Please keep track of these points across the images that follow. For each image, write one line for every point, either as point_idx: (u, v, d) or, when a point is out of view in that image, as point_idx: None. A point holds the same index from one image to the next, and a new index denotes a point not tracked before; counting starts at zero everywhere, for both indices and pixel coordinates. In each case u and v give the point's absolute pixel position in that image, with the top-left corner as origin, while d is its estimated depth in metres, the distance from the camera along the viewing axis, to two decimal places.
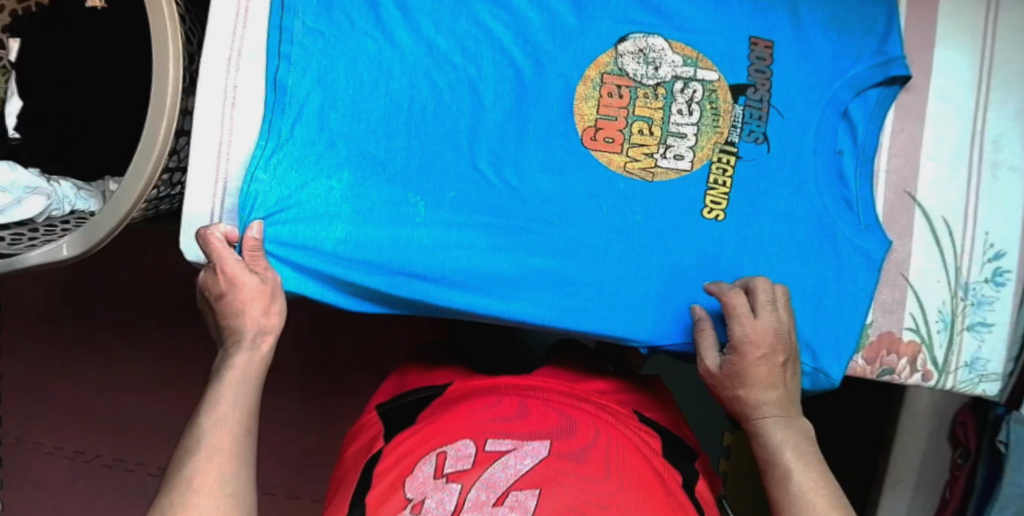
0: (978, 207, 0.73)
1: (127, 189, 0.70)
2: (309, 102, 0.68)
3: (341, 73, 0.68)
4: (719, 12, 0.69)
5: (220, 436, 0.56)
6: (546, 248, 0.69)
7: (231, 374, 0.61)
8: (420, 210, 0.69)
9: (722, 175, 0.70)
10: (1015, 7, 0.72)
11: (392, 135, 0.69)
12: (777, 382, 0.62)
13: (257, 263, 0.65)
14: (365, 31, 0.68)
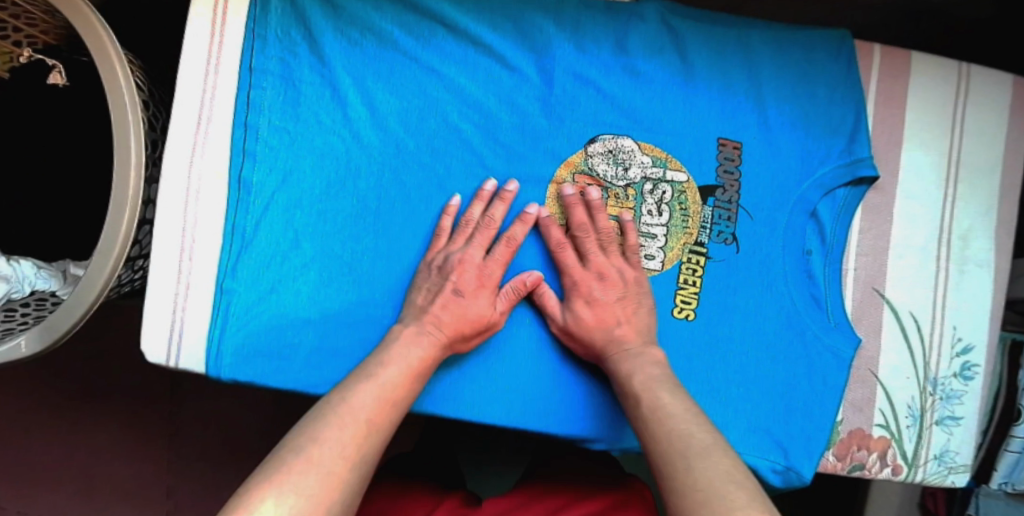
0: (946, 303, 0.73)
1: (85, 286, 0.67)
2: (275, 201, 0.67)
3: (306, 172, 0.68)
4: (688, 113, 0.70)
5: (340, 450, 0.53)
6: (518, 348, 0.68)
7: (377, 392, 0.58)
8: (388, 312, 0.68)
9: (692, 274, 0.70)
10: (979, 107, 0.74)
11: (359, 235, 0.68)
12: (619, 320, 0.65)
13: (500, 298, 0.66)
14: (331, 129, 0.68)
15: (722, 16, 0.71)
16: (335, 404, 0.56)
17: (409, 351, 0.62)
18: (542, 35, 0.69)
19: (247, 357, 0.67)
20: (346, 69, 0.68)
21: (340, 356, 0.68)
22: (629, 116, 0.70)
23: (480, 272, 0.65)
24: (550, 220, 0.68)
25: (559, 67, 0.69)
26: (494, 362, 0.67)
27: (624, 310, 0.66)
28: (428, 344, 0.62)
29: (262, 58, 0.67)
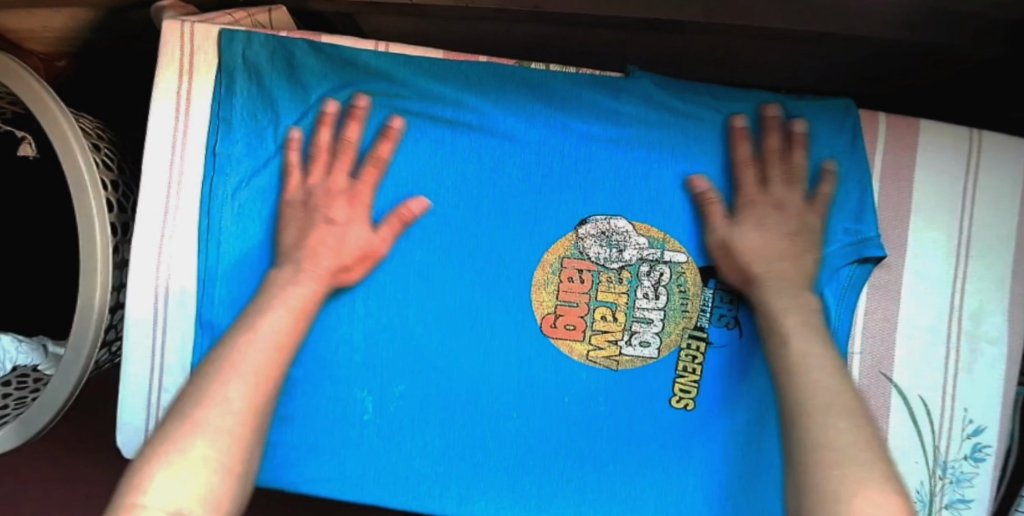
0: (956, 383, 0.70)
1: (61, 378, 0.64)
2: (244, 293, 0.65)
3: (273, 263, 0.65)
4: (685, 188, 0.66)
5: (230, 427, 0.51)
6: (506, 444, 0.67)
7: (252, 365, 0.55)
8: (368, 408, 0.66)
9: (692, 361, 0.66)
10: (994, 175, 0.69)
11: (332, 327, 0.65)
12: (784, 255, 0.62)
13: (750, 211, 0.63)
14: None
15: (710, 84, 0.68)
16: (210, 380, 0.53)
17: (267, 322, 0.57)
18: (520, 113, 0.66)
19: None
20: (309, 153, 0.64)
21: (323, 455, 0.66)
22: (621, 196, 0.66)
23: (347, 198, 0.62)
24: (744, 131, 0.65)
25: (541, 144, 0.66)
26: (479, 457, 0.67)
27: (792, 248, 0.62)
28: (309, 281, 0.60)
29: (221, 144, 0.64)
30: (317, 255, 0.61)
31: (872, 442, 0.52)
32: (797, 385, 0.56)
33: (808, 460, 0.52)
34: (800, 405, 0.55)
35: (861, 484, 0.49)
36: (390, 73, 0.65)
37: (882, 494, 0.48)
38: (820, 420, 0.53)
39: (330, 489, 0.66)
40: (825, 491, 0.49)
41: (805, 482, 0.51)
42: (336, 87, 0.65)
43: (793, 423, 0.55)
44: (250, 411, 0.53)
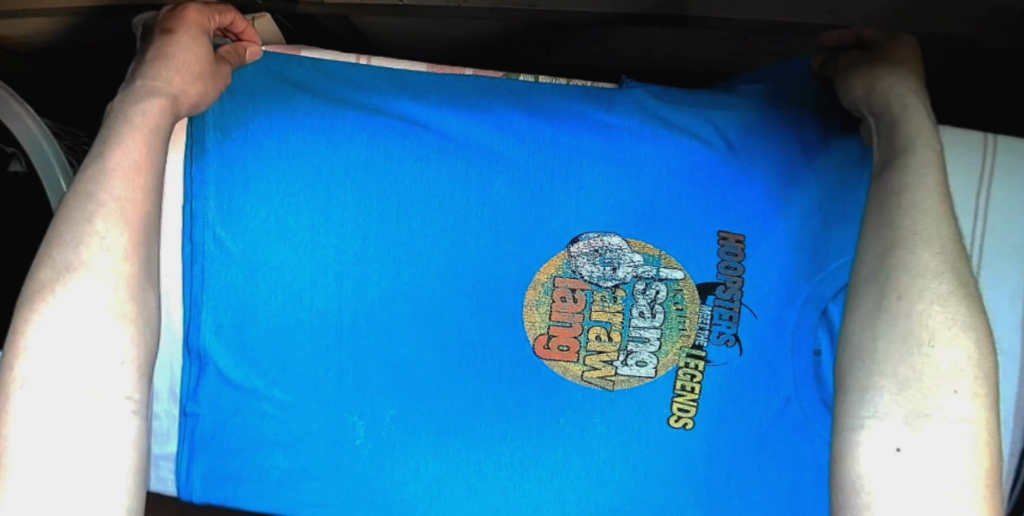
0: None
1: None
2: (232, 316, 0.63)
3: (259, 284, 0.63)
4: (679, 201, 0.64)
5: (124, 266, 0.49)
6: (501, 467, 0.64)
7: (120, 197, 0.50)
8: (360, 431, 0.64)
9: (690, 381, 0.64)
10: (1008, 180, 0.68)
11: (321, 350, 0.64)
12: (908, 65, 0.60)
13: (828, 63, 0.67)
14: (285, 238, 0.63)
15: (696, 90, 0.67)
16: (74, 215, 0.49)
17: (119, 160, 0.51)
18: (508, 124, 0.65)
19: (220, 480, 0.65)
20: (295, 170, 0.63)
21: (315, 481, 0.65)
22: (614, 209, 0.64)
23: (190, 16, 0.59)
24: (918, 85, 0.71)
25: (532, 158, 0.64)
26: (473, 479, 0.64)
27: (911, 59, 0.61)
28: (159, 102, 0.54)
29: (200, 161, 0.62)
30: (161, 73, 0.55)
31: (965, 280, 0.47)
32: (892, 207, 0.51)
33: (905, 291, 0.46)
34: (904, 230, 0.49)
35: (958, 334, 0.45)
36: (373, 90, 0.65)
37: (969, 348, 0.44)
38: (918, 251, 0.48)
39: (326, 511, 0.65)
40: (912, 332, 0.45)
41: (892, 316, 0.46)
42: (320, 105, 0.64)
43: (886, 251, 0.49)
44: (126, 252, 0.49)
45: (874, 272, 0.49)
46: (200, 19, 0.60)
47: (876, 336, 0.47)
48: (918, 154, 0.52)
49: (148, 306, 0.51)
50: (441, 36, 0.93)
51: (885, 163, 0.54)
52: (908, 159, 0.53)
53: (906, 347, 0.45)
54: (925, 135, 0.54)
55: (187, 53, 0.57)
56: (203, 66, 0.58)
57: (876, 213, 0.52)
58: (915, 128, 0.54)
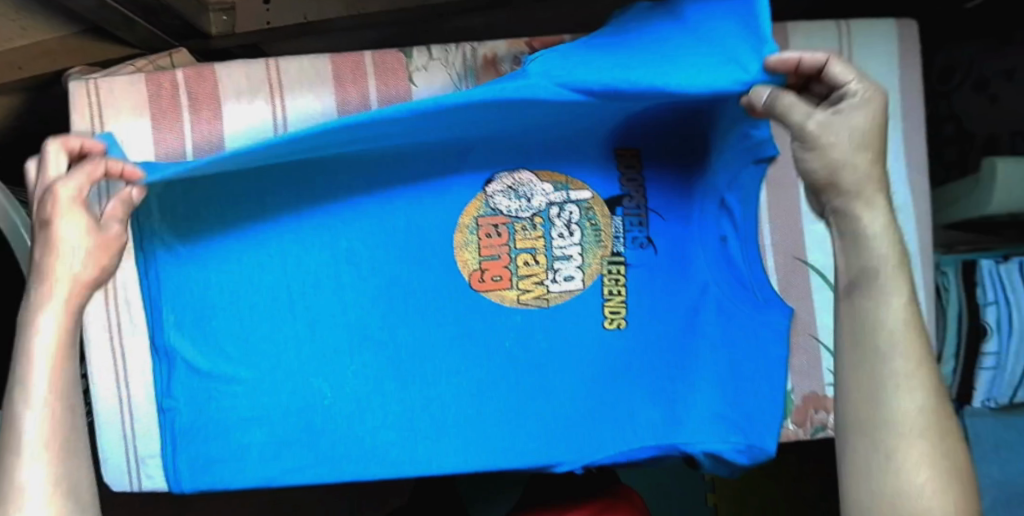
0: None
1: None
2: (197, 320, 0.68)
3: (222, 321, 0.68)
4: (563, 140, 0.68)
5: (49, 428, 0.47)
6: (463, 395, 0.71)
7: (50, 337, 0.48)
8: (327, 392, 0.69)
9: (615, 284, 0.71)
10: (865, 57, 0.77)
11: (281, 338, 0.69)
12: (855, 144, 0.49)
13: (771, 107, 0.50)
14: (253, 316, 0.69)
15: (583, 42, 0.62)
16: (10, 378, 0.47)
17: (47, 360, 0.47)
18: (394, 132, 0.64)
19: (206, 467, 0.69)
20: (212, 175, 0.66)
21: (293, 448, 0.69)
22: (511, 153, 0.69)
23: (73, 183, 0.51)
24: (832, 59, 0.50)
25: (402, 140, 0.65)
26: (440, 412, 0.70)
27: (864, 125, 0.49)
28: (71, 277, 0.50)
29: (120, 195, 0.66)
30: (48, 261, 0.49)
31: (942, 400, 0.49)
32: (872, 361, 0.49)
33: (893, 449, 0.48)
34: (887, 380, 0.49)
35: (936, 468, 0.47)
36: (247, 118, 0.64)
37: (942, 470, 0.47)
38: (900, 406, 0.48)
39: (311, 473, 0.69)
40: (890, 471, 0.48)
41: (879, 468, 0.48)
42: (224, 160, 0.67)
43: (871, 393, 0.49)
44: (49, 406, 0.47)
45: (859, 423, 0.49)
46: (84, 182, 0.51)
47: (869, 476, 0.48)
48: (890, 277, 0.49)
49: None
50: (347, 33, 1.02)
51: (852, 278, 0.50)
52: (878, 282, 0.49)
53: (895, 474, 0.47)
54: (893, 253, 0.50)
55: (101, 242, 0.52)
56: (103, 241, 0.52)
57: (853, 362, 0.50)
58: (882, 247, 0.50)
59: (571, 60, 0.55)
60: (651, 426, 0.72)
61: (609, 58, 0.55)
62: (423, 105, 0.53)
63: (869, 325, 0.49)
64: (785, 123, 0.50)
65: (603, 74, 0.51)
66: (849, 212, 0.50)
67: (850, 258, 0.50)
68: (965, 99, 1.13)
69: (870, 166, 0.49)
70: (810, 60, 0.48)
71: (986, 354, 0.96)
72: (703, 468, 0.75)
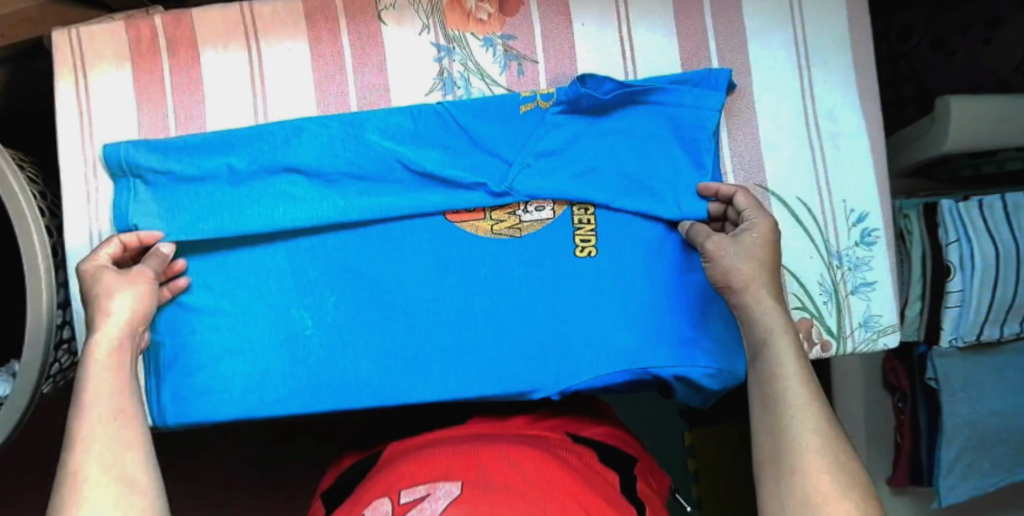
0: (828, 179, 0.77)
1: (17, 393, 0.71)
2: (189, 263, 0.71)
3: (212, 283, 0.71)
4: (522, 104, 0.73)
5: (113, 411, 0.57)
6: (442, 324, 0.72)
7: (107, 343, 0.61)
8: (308, 323, 0.71)
9: (585, 213, 0.74)
10: None
11: (266, 279, 0.71)
12: (754, 262, 0.64)
13: (698, 237, 0.69)
14: (243, 312, 0.71)
15: (564, 114, 0.73)
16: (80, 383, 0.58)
17: (108, 379, 0.59)
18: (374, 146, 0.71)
19: (187, 402, 0.69)
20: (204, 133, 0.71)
21: (274, 380, 0.70)
22: (477, 103, 0.73)
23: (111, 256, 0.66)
24: (739, 190, 0.70)
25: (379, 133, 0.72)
26: (420, 340, 0.71)
27: (754, 245, 0.65)
28: (130, 304, 0.63)
29: (116, 171, 0.71)
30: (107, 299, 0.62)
31: (836, 436, 0.55)
32: (774, 411, 0.57)
33: (798, 469, 0.54)
34: (788, 417, 0.56)
35: (842, 489, 0.52)
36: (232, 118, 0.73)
37: (846, 493, 0.52)
38: (801, 439, 0.55)
39: (292, 405, 0.70)
40: (801, 498, 0.52)
41: (794, 495, 0.53)
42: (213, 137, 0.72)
43: (776, 428, 0.56)
44: (116, 387, 0.58)
45: (769, 456, 0.56)
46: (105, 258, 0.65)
47: (781, 499, 0.53)
48: (780, 342, 0.60)
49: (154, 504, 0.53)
50: None
51: (751, 351, 0.62)
52: (770, 349, 0.60)
53: (802, 496, 0.52)
54: (780, 324, 0.61)
55: (142, 281, 0.65)
56: (140, 281, 0.65)
57: (759, 403, 0.59)
58: (770, 320, 0.61)
59: (540, 147, 0.72)
60: (629, 352, 0.72)
61: (568, 155, 0.72)
62: (431, 201, 0.71)
63: (764, 377, 0.59)
64: (700, 239, 0.68)
65: (542, 172, 0.72)
66: (735, 292, 0.64)
67: (746, 331, 0.63)
68: (924, 55, 1.15)
69: (760, 265, 0.64)
70: (725, 189, 0.71)
71: (950, 292, 0.98)
72: (677, 398, 0.77)
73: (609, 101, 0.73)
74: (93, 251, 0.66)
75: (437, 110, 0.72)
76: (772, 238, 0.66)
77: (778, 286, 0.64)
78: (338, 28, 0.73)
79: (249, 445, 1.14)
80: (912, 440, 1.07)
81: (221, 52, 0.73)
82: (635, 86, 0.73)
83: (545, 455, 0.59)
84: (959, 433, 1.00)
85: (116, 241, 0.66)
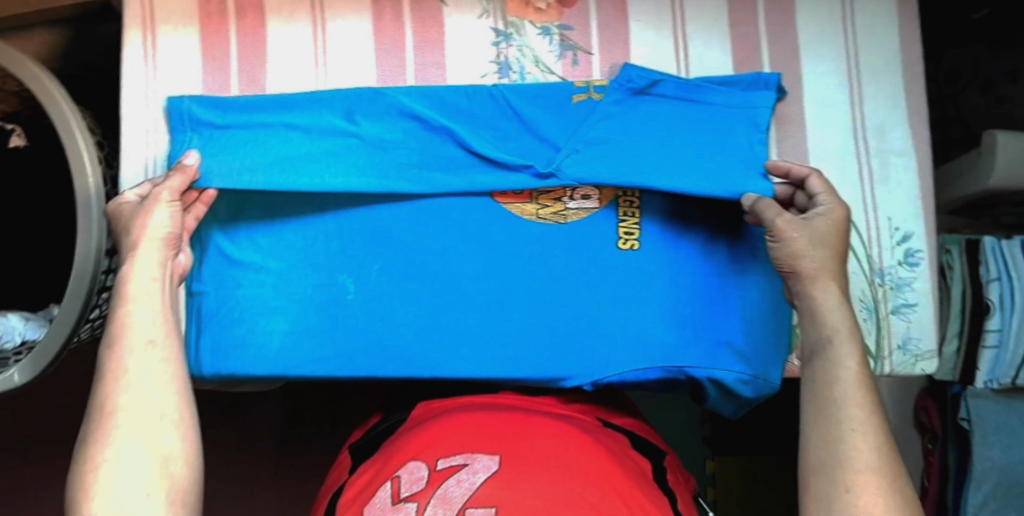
0: (875, 196, 0.77)
1: (53, 332, 0.74)
2: (243, 221, 0.73)
3: (261, 241, 0.73)
4: (574, 95, 0.74)
5: (162, 342, 0.59)
6: (478, 303, 0.72)
7: (154, 273, 0.62)
8: (349, 288, 0.72)
9: (630, 206, 0.74)
10: (866, 9, 0.79)
11: (316, 242, 0.73)
12: (825, 249, 0.64)
13: (764, 211, 0.66)
14: (291, 273, 0.73)
15: (616, 104, 0.73)
16: (116, 310, 0.59)
17: (150, 314, 0.60)
18: (424, 122, 0.73)
19: (224, 355, 0.71)
20: (265, 96, 0.74)
21: (310, 341, 0.71)
22: (530, 90, 0.75)
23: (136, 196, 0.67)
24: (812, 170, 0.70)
25: (433, 108, 0.74)
26: (454, 317, 0.72)
27: (828, 230, 0.65)
28: (166, 236, 0.64)
29: (176, 125, 0.73)
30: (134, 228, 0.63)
31: (891, 450, 0.55)
32: (829, 414, 0.57)
33: (851, 485, 0.53)
34: (844, 422, 0.56)
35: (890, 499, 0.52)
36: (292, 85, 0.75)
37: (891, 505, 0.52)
38: (856, 445, 0.55)
39: (323, 368, 0.71)
40: (840, 503, 0.53)
41: (838, 501, 0.53)
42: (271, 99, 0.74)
43: (830, 430, 0.57)
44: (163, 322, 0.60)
45: (819, 459, 0.56)
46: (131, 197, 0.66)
47: (829, 509, 0.53)
48: (842, 344, 0.60)
49: (188, 434, 0.55)
50: None
51: (810, 349, 0.62)
52: (833, 350, 0.60)
53: (848, 500, 0.53)
54: (845, 325, 0.61)
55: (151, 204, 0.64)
56: (151, 204, 0.64)
57: (813, 405, 0.59)
58: (834, 319, 0.61)
59: (591, 130, 0.72)
60: (662, 348, 0.72)
61: (618, 136, 0.71)
62: (482, 174, 0.72)
63: (821, 380, 0.59)
64: (766, 217, 0.66)
65: (592, 151, 0.70)
66: (801, 283, 0.64)
67: (808, 327, 0.63)
68: (973, 97, 1.15)
69: (830, 259, 0.64)
70: (797, 170, 0.70)
71: (988, 330, 0.94)
72: (708, 403, 0.76)
73: (660, 98, 0.74)
74: (120, 194, 0.67)
75: (492, 93, 0.74)
76: (842, 228, 0.66)
77: (842, 286, 0.64)
78: (401, 7, 0.76)
79: (269, 424, 1.14)
80: (940, 484, 1.03)
81: (287, 21, 0.76)
82: (686, 84, 0.74)
83: (584, 436, 0.62)
84: (987, 479, 0.95)
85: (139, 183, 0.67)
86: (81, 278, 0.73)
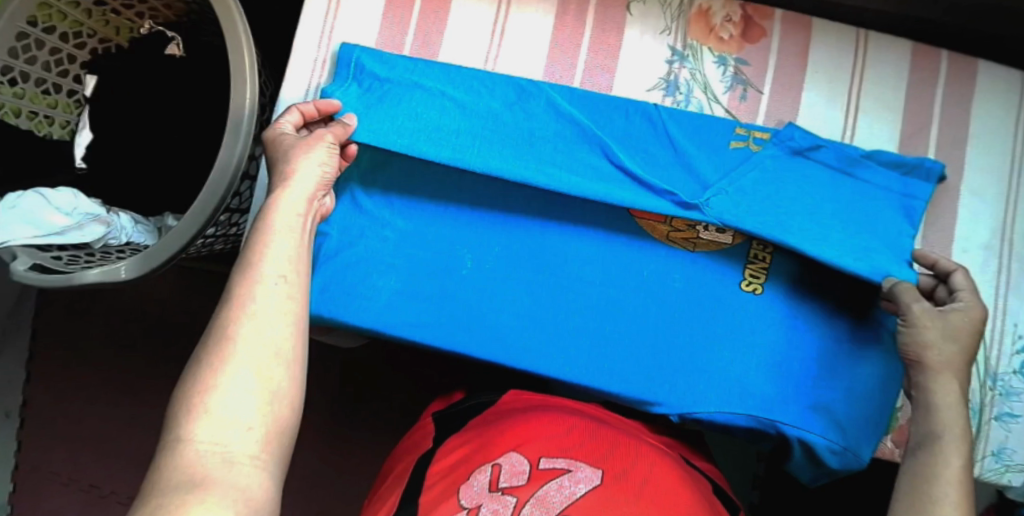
0: (1007, 300, 0.75)
1: (174, 237, 0.74)
2: (384, 180, 0.75)
3: (396, 203, 0.75)
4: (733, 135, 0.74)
5: (291, 271, 0.57)
6: (589, 311, 0.73)
7: (301, 207, 0.62)
8: (468, 264, 0.73)
9: (762, 250, 0.74)
10: None
11: (445, 215, 0.75)
12: (956, 345, 0.61)
13: (903, 295, 0.64)
14: (415, 238, 0.74)
15: (774, 159, 0.72)
16: (260, 231, 0.59)
17: (289, 242, 0.59)
18: (582, 129, 0.73)
19: (331, 300, 0.71)
20: (432, 70, 0.75)
21: (417, 307, 0.72)
22: (690, 121, 0.74)
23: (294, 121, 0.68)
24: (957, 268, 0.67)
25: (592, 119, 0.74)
26: (563, 318, 0.72)
27: (964, 329, 0.62)
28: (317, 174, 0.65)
29: (342, 73, 0.74)
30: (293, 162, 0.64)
31: None
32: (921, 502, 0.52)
33: None
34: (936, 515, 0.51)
35: None
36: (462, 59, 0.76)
37: None
38: None
39: (424, 334, 0.71)
40: None
41: None
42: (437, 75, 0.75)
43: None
44: (300, 255, 0.59)
45: None
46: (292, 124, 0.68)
47: None
48: (950, 441, 0.56)
49: (295, 374, 0.53)
50: None
51: (918, 440, 0.58)
52: (939, 445, 0.56)
53: None
54: (958, 425, 0.57)
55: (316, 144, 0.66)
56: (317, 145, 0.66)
57: (905, 493, 0.54)
58: (949, 416, 0.58)
59: (745, 178, 0.70)
60: (761, 398, 0.71)
61: (770, 188, 0.70)
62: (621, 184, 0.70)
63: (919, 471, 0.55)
64: (904, 302, 0.64)
65: (741, 200, 0.69)
66: (925, 374, 0.61)
67: (919, 420, 0.59)
68: None
69: (959, 356, 0.61)
70: (944, 263, 0.68)
71: None
72: (790, 465, 0.75)
73: (817, 163, 0.73)
74: (278, 119, 0.68)
75: (653, 113, 0.74)
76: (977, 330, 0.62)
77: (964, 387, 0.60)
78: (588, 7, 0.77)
79: None
80: None
81: None
82: (848, 155, 0.72)
83: (679, 476, 0.61)
84: None
85: (296, 112, 0.68)
86: (210, 195, 0.74)
